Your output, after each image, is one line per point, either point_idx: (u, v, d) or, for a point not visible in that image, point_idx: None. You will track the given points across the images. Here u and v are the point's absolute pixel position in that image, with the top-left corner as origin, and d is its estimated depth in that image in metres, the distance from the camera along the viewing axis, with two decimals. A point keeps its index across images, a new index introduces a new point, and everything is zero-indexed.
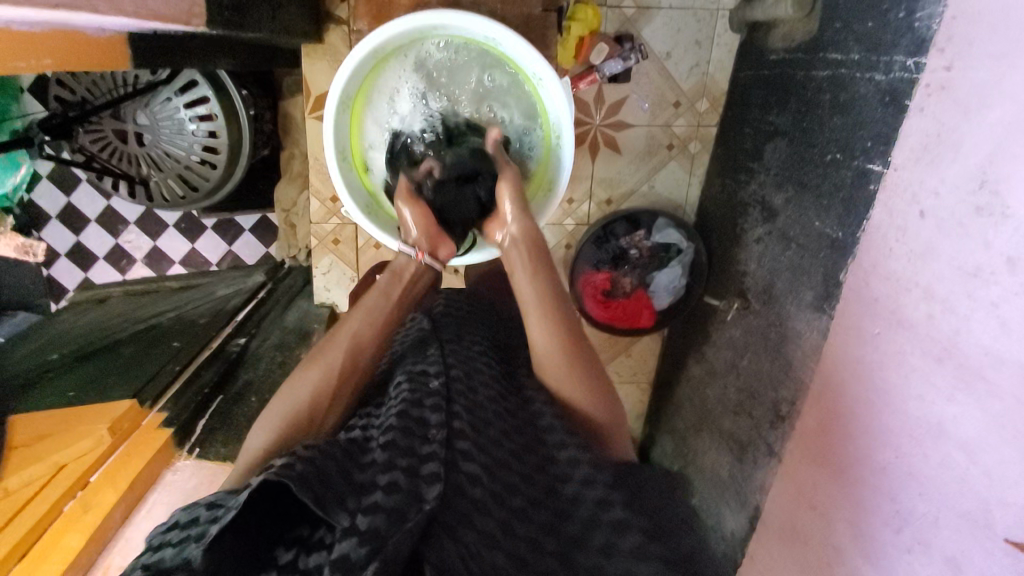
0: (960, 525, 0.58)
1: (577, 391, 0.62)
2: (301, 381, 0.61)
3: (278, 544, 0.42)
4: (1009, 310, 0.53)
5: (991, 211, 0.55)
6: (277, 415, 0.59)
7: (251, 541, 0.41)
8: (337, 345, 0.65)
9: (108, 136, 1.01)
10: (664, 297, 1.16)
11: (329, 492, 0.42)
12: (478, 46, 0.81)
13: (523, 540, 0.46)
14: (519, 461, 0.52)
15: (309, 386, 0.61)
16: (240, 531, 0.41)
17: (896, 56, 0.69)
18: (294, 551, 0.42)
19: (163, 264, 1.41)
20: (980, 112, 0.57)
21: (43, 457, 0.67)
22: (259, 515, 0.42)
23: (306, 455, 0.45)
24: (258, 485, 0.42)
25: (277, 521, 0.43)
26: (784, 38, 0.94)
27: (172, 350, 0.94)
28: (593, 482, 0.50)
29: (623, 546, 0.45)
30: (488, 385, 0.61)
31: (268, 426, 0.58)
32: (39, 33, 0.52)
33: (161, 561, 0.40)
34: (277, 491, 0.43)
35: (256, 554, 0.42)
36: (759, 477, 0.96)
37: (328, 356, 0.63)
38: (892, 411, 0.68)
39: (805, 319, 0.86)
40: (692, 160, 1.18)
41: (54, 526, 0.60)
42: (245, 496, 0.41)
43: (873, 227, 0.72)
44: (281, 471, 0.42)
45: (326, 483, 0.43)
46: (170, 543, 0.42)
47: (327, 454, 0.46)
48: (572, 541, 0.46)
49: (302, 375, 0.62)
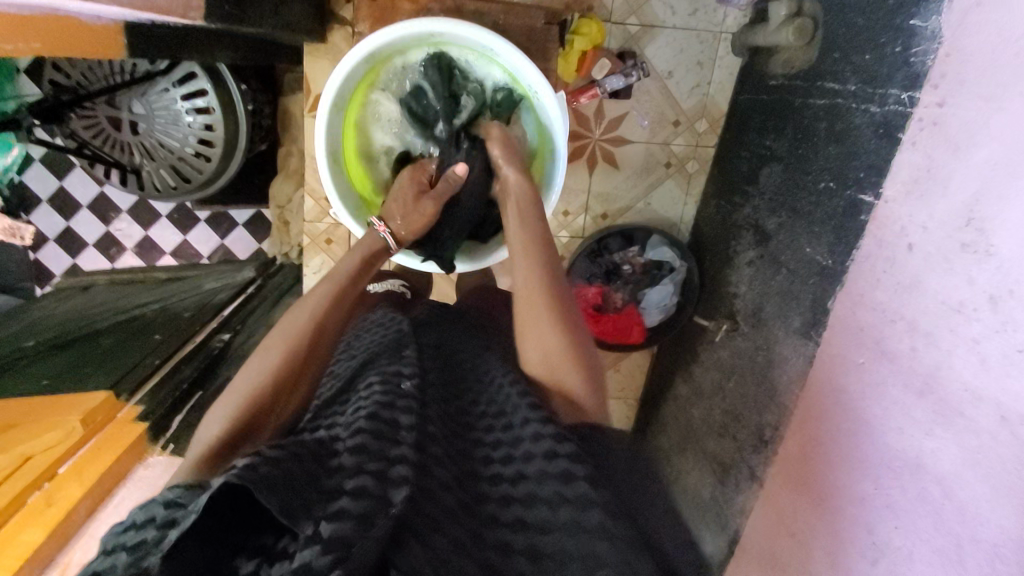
0: (933, 560, 0.58)
1: (537, 338, 0.64)
2: (261, 359, 0.59)
3: (239, 554, 0.41)
4: (990, 347, 0.53)
5: (977, 248, 0.55)
6: (234, 399, 0.56)
7: (213, 550, 0.40)
8: (299, 332, 0.62)
9: (101, 122, 1.00)
10: (654, 314, 1.15)
11: (295, 497, 0.40)
12: (516, 88, 0.85)
13: (492, 547, 0.45)
14: (489, 465, 0.52)
15: (267, 371, 0.58)
16: (199, 537, 0.39)
17: (890, 89, 0.69)
18: (257, 562, 0.40)
19: (153, 254, 1.40)
20: (968, 151, 0.57)
21: (7, 448, 0.64)
22: (219, 521, 0.40)
23: (274, 457, 0.43)
24: (217, 491, 0.40)
25: (237, 527, 0.41)
26: (783, 65, 0.94)
27: (152, 344, 0.92)
28: (556, 456, 0.48)
29: (588, 523, 0.44)
30: (461, 395, 0.61)
31: (222, 414, 0.55)
32: (31, 17, 0.52)
33: (111, 570, 0.38)
34: (238, 494, 0.41)
35: (216, 562, 0.40)
36: (739, 501, 0.96)
37: (286, 333, 0.62)
38: (872, 442, 0.68)
39: (791, 345, 0.86)
40: (689, 179, 1.18)
41: (16, 517, 0.58)
42: (206, 499, 0.39)
43: (861, 258, 0.72)
44: (243, 474, 0.40)
45: (294, 490, 0.41)
46: (126, 548, 0.40)
47: (294, 456, 0.44)
48: (538, 531, 0.45)
49: (262, 357, 0.59)
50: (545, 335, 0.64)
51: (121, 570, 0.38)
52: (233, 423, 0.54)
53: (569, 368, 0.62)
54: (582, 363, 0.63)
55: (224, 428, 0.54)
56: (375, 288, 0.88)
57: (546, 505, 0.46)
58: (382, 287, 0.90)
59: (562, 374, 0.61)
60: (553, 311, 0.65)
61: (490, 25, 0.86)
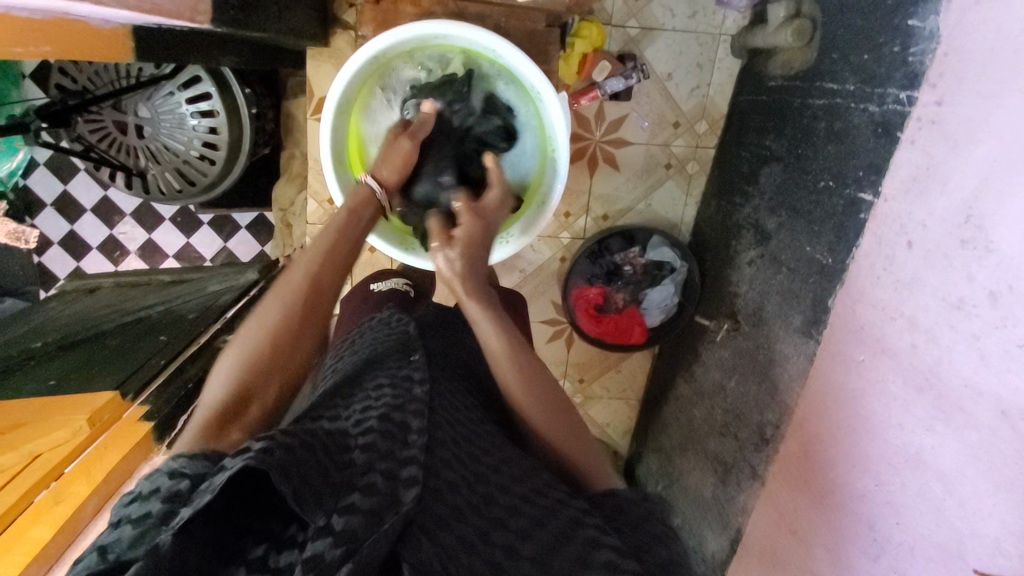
0: (935, 555, 0.59)
1: (538, 427, 0.60)
2: (263, 316, 0.59)
3: (246, 537, 0.41)
4: (990, 342, 0.53)
5: (976, 244, 0.56)
6: (238, 360, 0.57)
7: (218, 533, 0.39)
8: (295, 291, 0.61)
9: (108, 127, 1.02)
10: (656, 314, 1.17)
11: (309, 486, 0.41)
12: (516, 90, 0.88)
13: (500, 548, 0.44)
14: (498, 474, 0.51)
15: (267, 330, 0.58)
16: (210, 517, 0.39)
17: (889, 89, 0.70)
18: (265, 547, 0.41)
19: (156, 257, 1.41)
20: (967, 148, 0.58)
21: (14, 446, 0.65)
22: (227, 504, 0.40)
23: (286, 443, 0.42)
24: (235, 472, 0.40)
25: (247, 510, 0.42)
26: (782, 65, 0.95)
27: (157, 345, 0.93)
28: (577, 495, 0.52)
29: (598, 558, 0.44)
30: (469, 408, 0.61)
31: (228, 374, 0.56)
32: (41, 21, 0.53)
33: (118, 545, 0.38)
34: (251, 480, 0.42)
35: (222, 547, 0.40)
36: (741, 500, 0.96)
37: (285, 289, 0.61)
38: (873, 438, 0.68)
39: (792, 343, 0.86)
40: (689, 180, 1.19)
41: (23, 517, 0.59)
42: (222, 480, 0.40)
43: (861, 256, 0.73)
44: (259, 457, 0.40)
45: (305, 477, 0.41)
46: (130, 521, 0.40)
47: (305, 445, 0.44)
48: (546, 547, 0.45)
49: (263, 315, 0.59)
50: (548, 418, 0.60)
51: (127, 544, 0.38)
52: (234, 386, 0.55)
53: (577, 446, 0.59)
54: (575, 425, 0.61)
55: (226, 391, 0.55)
56: (378, 287, 0.89)
57: (554, 531, 0.46)
58: (385, 287, 0.90)
59: (566, 453, 0.59)
60: (532, 388, 0.61)
61: (491, 28, 0.87)
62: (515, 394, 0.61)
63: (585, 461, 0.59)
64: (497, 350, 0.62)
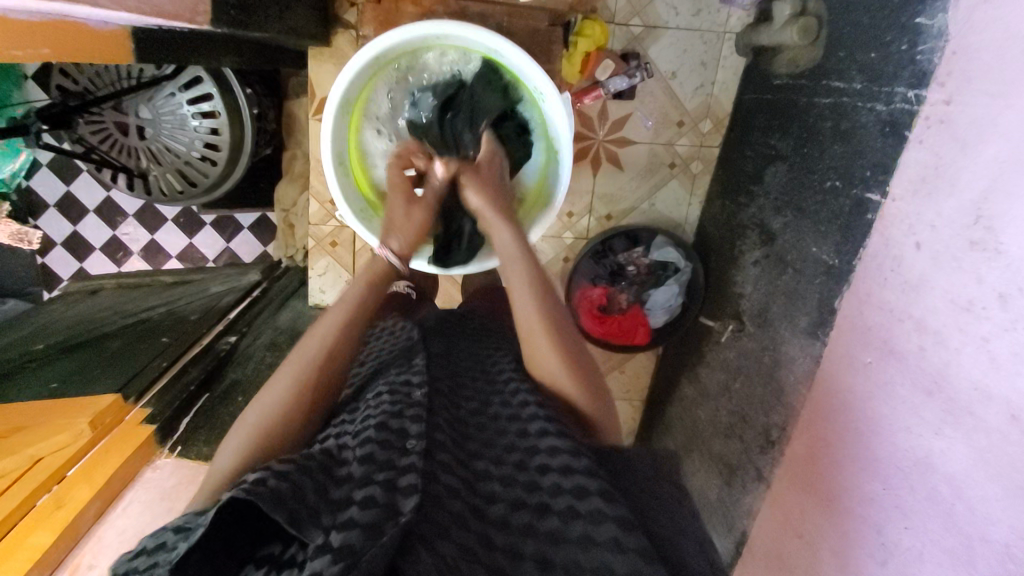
0: (943, 560, 0.58)
1: (551, 365, 0.61)
2: (279, 382, 0.57)
3: (248, 564, 0.41)
4: (1000, 346, 0.52)
5: (986, 246, 0.55)
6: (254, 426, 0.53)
7: (218, 565, 0.40)
8: (314, 358, 0.59)
9: (109, 128, 1.02)
10: (660, 315, 1.15)
11: (302, 508, 0.41)
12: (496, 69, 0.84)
13: (502, 552, 0.44)
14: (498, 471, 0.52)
15: (284, 395, 0.56)
16: (207, 552, 0.40)
17: (897, 87, 0.69)
18: (266, 571, 0.40)
19: (159, 258, 1.41)
20: (977, 147, 0.57)
21: (17, 449, 0.65)
22: (228, 534, 0.41)
23: (281, 470, 0.43)
24: (227, 503, 0.40)
25: (248, 535, 0.42)
26: (788, 64, 0.94)
27: (159, 346, 0.92)
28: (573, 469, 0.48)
29: (599, 537, 0.43)
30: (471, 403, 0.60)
31: (238, 441, 0.53)
32: (40, 24, 0.53)
33: None
34: (246, 508, 0.41)
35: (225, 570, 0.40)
36: (747, 502, 0.95)
37: (305, 350, 0.60)
38: (881, 441, 0.68)
39: (798, 345, 0.85)
40: (693, 179, 1.18)
41: (25, 520, 0.59)
42: (213, 514, 0.40)
43: (869, 256, 0.72)
44: (249, 489, 0.41)
45: (300, 499, 0.42)
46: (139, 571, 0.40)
47: (303, 469, 0.45)
48: (550, 540, 0.45)
49: (277, 382, 0.57)
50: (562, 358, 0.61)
51: None
52: (248, 450, 0.51)
53: (584, 396, 0.60)
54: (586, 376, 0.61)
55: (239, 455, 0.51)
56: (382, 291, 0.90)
57: (557, 515, 0.46)
58: None
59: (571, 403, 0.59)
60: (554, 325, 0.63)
61: (493, 27, 0.86)
62: (546, 363, 0.61)
63: (593, 413, 0.60)
64: (552, 360, 0.61)
